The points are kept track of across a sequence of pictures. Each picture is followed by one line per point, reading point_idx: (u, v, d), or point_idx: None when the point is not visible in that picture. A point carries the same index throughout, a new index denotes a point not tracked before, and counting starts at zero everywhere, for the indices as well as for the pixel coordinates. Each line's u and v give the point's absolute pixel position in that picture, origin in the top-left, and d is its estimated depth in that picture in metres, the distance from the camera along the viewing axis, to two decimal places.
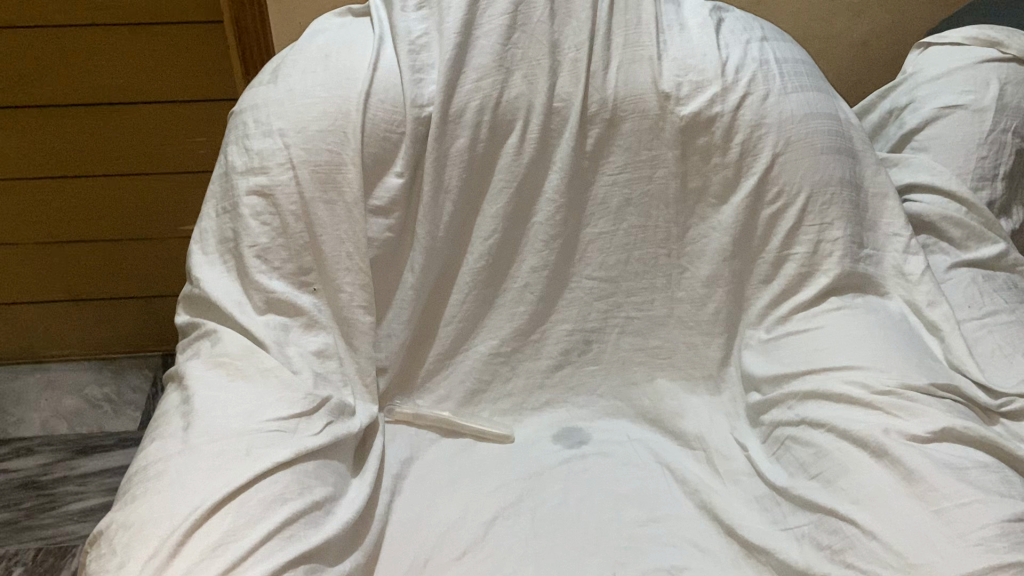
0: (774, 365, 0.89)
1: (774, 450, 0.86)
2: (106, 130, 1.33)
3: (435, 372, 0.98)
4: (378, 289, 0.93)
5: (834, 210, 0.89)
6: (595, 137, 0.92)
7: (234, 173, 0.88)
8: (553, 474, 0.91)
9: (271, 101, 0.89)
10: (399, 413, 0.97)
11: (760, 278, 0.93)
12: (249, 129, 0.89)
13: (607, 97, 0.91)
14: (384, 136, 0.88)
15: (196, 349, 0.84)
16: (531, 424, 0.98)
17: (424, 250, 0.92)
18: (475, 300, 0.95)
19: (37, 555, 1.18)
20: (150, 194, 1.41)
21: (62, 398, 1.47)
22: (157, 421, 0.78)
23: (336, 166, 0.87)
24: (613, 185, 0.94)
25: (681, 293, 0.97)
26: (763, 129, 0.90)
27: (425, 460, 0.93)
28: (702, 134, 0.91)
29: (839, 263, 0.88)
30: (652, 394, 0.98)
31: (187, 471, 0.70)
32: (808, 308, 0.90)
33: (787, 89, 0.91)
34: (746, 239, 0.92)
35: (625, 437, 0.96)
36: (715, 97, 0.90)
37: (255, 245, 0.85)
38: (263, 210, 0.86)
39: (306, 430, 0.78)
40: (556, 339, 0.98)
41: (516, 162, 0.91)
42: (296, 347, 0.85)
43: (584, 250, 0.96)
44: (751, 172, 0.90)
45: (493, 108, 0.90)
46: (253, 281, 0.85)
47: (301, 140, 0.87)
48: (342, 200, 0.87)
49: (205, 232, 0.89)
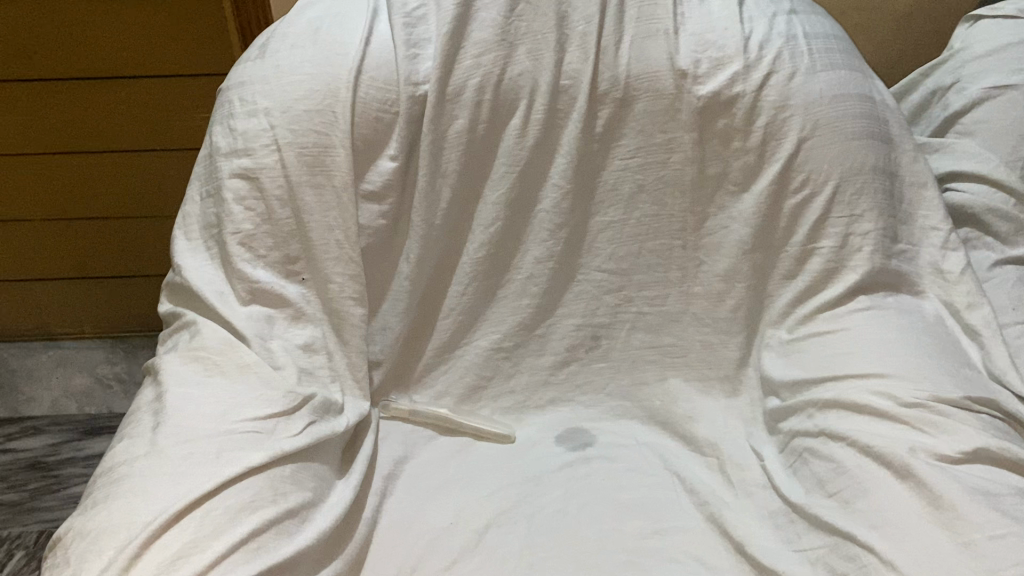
0: (795, 369, 0.82)
1: (791, 462, 0.79)
2: (108, 105, 1.28)
3: (433, 367, 0.93)
4: (371, 280, 0.88)
5: (865, 201, 0.81)
6: (605, 119, 0.85)
7: (218, 155, 0.83)
8: (552, 479, 0.85)
9: (257, 78, 0.84)
10: (394, 409, 0.92)
11: (783, 273, 0.86)
12: (234, 109, 0.83)
13: (618, 76, 0.84)
14: (376, 117, 0.83)
15: (174, 342, 0.80)
16: (534, 422, 0.93)
17: (420, 239, 0.87)
18: (475, 291, 0.90)
19: (40, 539, 1.16)
20: (155, 171, 1.37)
21: (73, 377, 1.45)
22: (128, 418, 0.74)
23: (324, 149, 0.82)
24: (625, 170, 0.87)
25: (697, 288, 0.89)
26: (789, 111, 0.81)
27: (420, 459, 0.88)
28: (722, 116, 0.83)
29: (868, 259, 0.81)
30: (664, 395, 0.91)
31: (151, 475, 0.66)
32: (834, 308, 0.82)
33: (816, 67, 0.82)
34: (768, 231, 0.85)
35: (632, 441, 0.89)
36: (736, 75, 0.82)
37: (238, 232, 0.80)
38: (247, 194, 0.81)
39: (284, 432, 0.73)
40: (562, 335, 0.92)
41: (519, 146, 0.85)
42: (280, 340, 0.80)
43: (593, 240, 0.90)
44: (775, 158, 0.83)
45: (494, 87, 0.83)
46: (235, 269, 0.80)
47: (286, 121, 0.81)
48: (331, 185, 0.82)
49: (189, 217, 0.84)
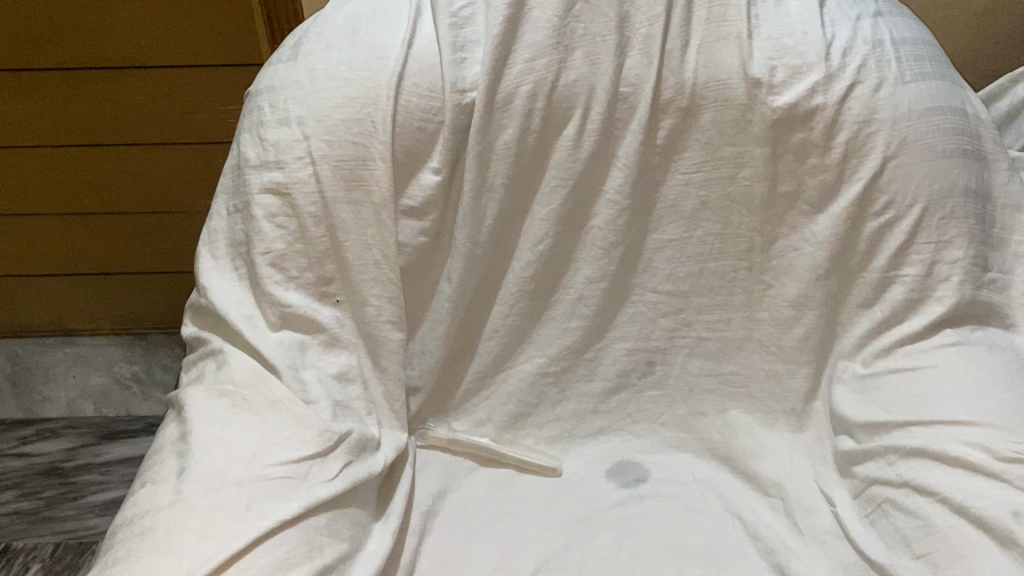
0: (873, 410, 0.75)
1: (868, 512, 0.73)
2: (128, 95, 1.21)
3: (474, 393, 0.87)
4: (410, 302, 0.81)
5: (955, 226, 0.74)
6: (668, 129, 0.78)
7: (247, 166, 0.76)
8: (604, 519, 0.79)
9: (290, 83, 0.77)
10: (432, 438, 0.86)
11: (859, 301, 0.79)
12: (265, 116, 0.77)
13: (684, 83, 0.76)
14: (419, 127, 0.76)
15: (200, 371, 0.73)
16: (581, 454, 0.87)
17: (464, 258, 0.80)
18: (521, 313, 0.83)
19: (56, 551, 1.12)
20: (176, 165, 1.30)
21: (90, 376, 1.41)
22: (150, 458, 0.68)
23: (363, 162, 0.75)
24: (688, 185, 0.80)
25: (762, 313, 0.83)
26: (874, 126, 0.74)
27: (460, 494, 0.82)
28: (798, 130, 0.76)
29: (957, 290, 0.73)
30: (723, 427, 0.85)
31: (176, 530, 0.60)
32: (916, 342, 0.75)
33: (905, 77, 0.75)
34: (845, 255, 0.78)
35: (689, 478, 0.83)
36: (816, 85, 0.74)
37: (269, 252, 0.74)
38: (278, 211, 0.75)
39: (319, 477, 0.67)
40: (613, 360, 0.86)
41: (573, 158, 0.78)
42: (313, 370, 0.74)
43: (650, 260, 0.83)
44: (856, 176, 0.75)
45: (547, 95, 0.76)
46: (266, 293, 0.73)
47: (322, 131, 0.75)
48: (369, 201, 0.75)
49: (214, 232, 0.78)
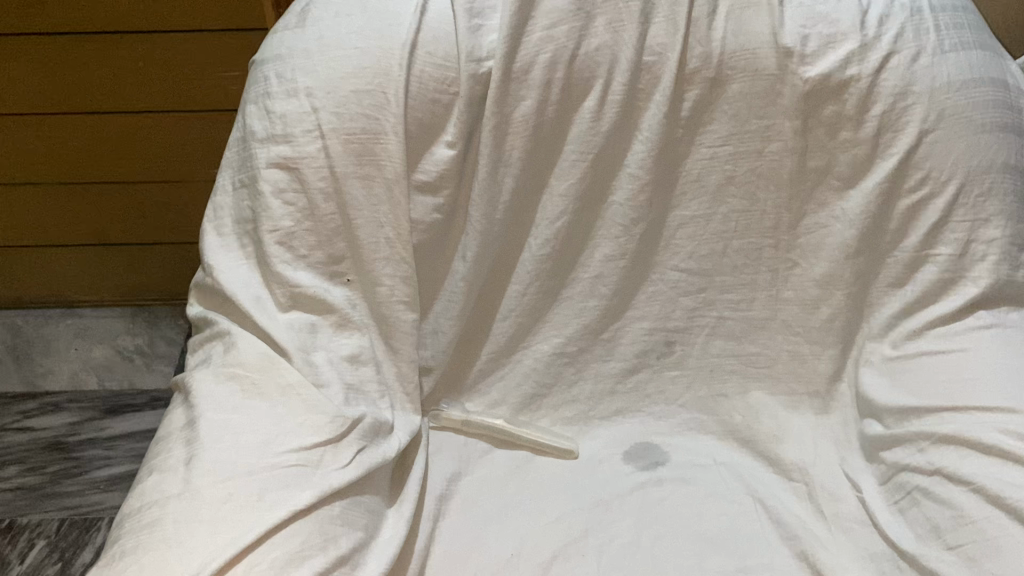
0: (903, 394, 0.72)
1: (897, 499, 0.70)
2: (128, 61, 1.18)
3: (488, 373, 0.84)
4: (423, 280, 0.78)
5: (992, 204, 0.71)
6: (693, 101, 0.74)
7: (252, 139, 0.72)
8: (623, 505, 0.77)
9: (297, 51, 0.73)
10: (445, 419, 0.83)
11: (888, 281, 0.76)
12: (271, 86, 0.73)
13: (712, 52, 0.73)
14: (434, 98, 0.72)
15: (207, 353, 0.71)
16: (599, 436, 0.84)
17: (479, 235, 0.77)
18: (538, 292, 0.81)
19: (61, 528, 1.11)
20: (178, 134, 1.26)
21: (92, 348, 1.38)
22: (157, 445, 0.65)
23: (374, 135, 0.72)
24: (713, 159, 0.77)
25: (788, 293, 0.80)
26: (910, 98, 0.71)
27: (475, 477, 0.80)
28: (830, 102, 0.72)
29: (993, 270, 0.71)
30: (745, 409, 0.83)
31: (185, 522, 0.58)
32: (949, 324, 0.72)
33: (944, 46, 0.71)
34: (876, 234, 0.75)
35: (709, 461, 0.81)
36: (851, 55, 0.71)
37: (277, 230, 0.71)
38: (287, 186, 0.71)
39: (331, 464, 0.65)
40: (632, 339, 0.83)
41: (594, 131, 0.75)
42: (324, 352, 0.71)
43: (672, 236, 0.80)
44: (890, 151, 0.72)
45: (567, 64, 0.73)
46: (274, 273, 0.71)
47: (332, 103, 0.71)
48: (381, 176, 0.72)
49: (219, 208, 0.74)
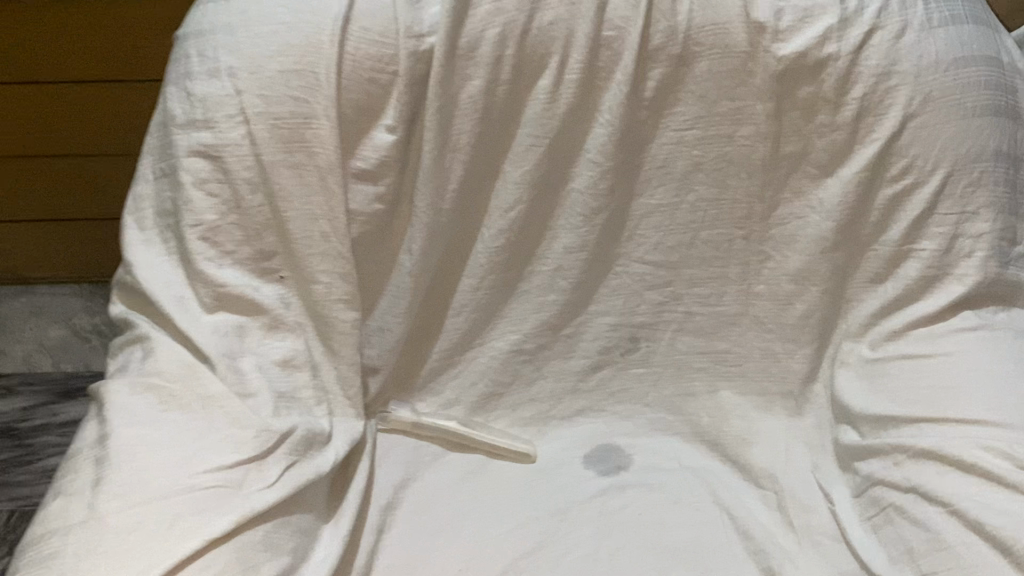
0: (879, 401, 0.67)
1: (870, 515, 0.65)
2: (63, 25, 1.10)
3: (440, 372, 0.79)
4: (365, 275, 0.72)
5: (980, 195, 0.65)
6: (658, 80, 0.68)
7: (172, 124, 0.66)
8: (580, 514, 0.72)
9: (219, 26, 0.66)
10: (394, 422, 0.78)
11: (868, 276, 0.70)
12: (192, 66, 0.66)
13: (677, 27, 0.66)
14: (370, 78, 0.66)
15: (125, 360, 0.65)
16: (559, 438, 0.79)
17: (425, 227, 0.71)
18: (492, 286, 0.75)
19: (9, 520, 1.06)
20: (121, 106, 1.18)
21: (48, 327, 1.33)
22: (66, 463, 0.60)
23: (305, 120, 0.65)
24: (679, 143, 0.70)
25: (760, 287, 0.74)
26: (893, 79, 0.64)
27: (425, 482, 0.75)
28: (806, 83, 0.66)
29: (979, 267, 0.65)
30: (714, 411, 0.78)
31: (87, 554, 0.52)
32: (930, 325, 0.67)
33: (932, 21, 0.65)
34: (855, 226, 0.69)
35: (673, 465, 0.76)
36: (829, 32, 0.65)
37: (199, 224, 0.65)
38: (209, 176, 0.65)
39: (255, 484, 0.60)
40: (594, 335, 0.77)
41: (549, 114, 0.68)
42: (254, 357, 0.66)
43: (636, 226, 0.74)
44: (871, 137, 0.66)
45: (518, 40, 0.66)
46: (197, 271, 0.65)
47: (256, 85, 0.64)
48: (314, 165, 0.66)
49: (140, 199, 0.68)
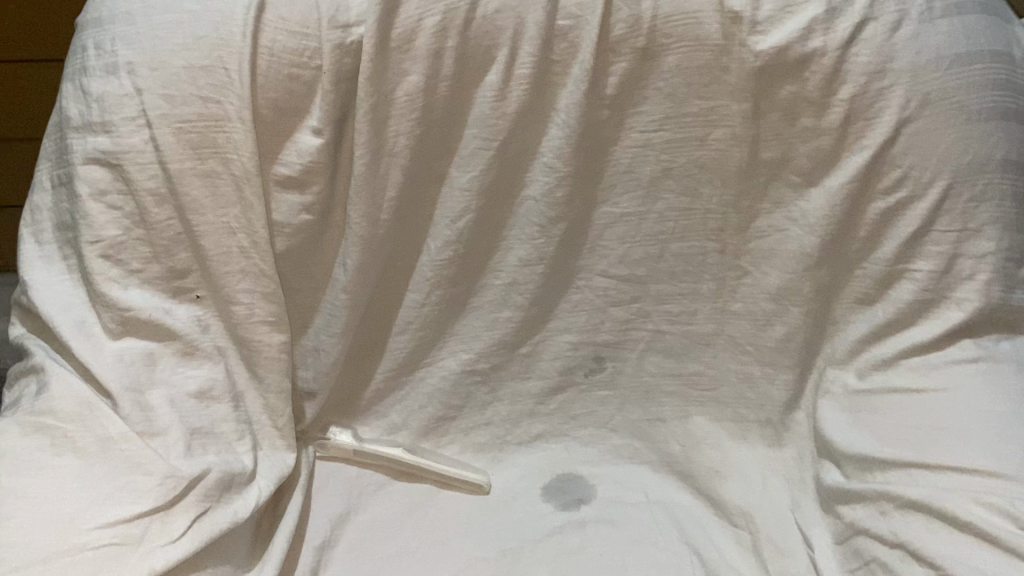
0: (868, 440, 0.59)
1: (854, 568, 0.57)
2: None
3: (385, 394, 0.72)
4: (297, 290, 0.66)
5: (985, 210, 0.57)
6: (621, 75, 0.60)
7: (68, 127, 0.58)
8: (535, 554, 0.64)
9: (118, 15, 0.58)
10: (334, 448, 0.72)
11: (856, 296, 0.63)
12: (88, 61, 0.58)
13: (642, 15, 0.58)
14: (291, 74, 0.58)
15: (19, 393, 0.58)
16: (516, 465, 0.73)
17: (360, 241, 0.62)
18: (439, 302, 0.67)
19: None
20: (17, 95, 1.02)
21: None
22: None
23: (217, 123, 0.58)
24: (645, 147, 0.62)
25: (736, 306, 0.67)
26: (887, 78, 0.56)
27: (366, 516, 0.68)
28: (788, 81, 0.58)
29: (982, 291, 0.57)
30: (684, 438, 0.71)
31: None
32: (924, 354, 0.60)
33: (933, 10, 0.57)
34: (841, 242, 0.61)
35: (640, 498, 0.69)
36: (814, 23, 0.56)
37: (100, 241, 0.58)
38: (109, 187, 0.58)
39: (158, 539, 0.51)
40: (554, 355, 0.70)
41: (497, 113, 0.60)
42: (164, 389, 0.59)
43: (598, 238, 0.66)
44: (860, 143, 0.58)
45: (461, 31, 0.58)
46: (98, 293, 0.58)
47: (159, 83, 0.57)
48: (228, 173, 0.59)
49: (37, 211, 0.61)
